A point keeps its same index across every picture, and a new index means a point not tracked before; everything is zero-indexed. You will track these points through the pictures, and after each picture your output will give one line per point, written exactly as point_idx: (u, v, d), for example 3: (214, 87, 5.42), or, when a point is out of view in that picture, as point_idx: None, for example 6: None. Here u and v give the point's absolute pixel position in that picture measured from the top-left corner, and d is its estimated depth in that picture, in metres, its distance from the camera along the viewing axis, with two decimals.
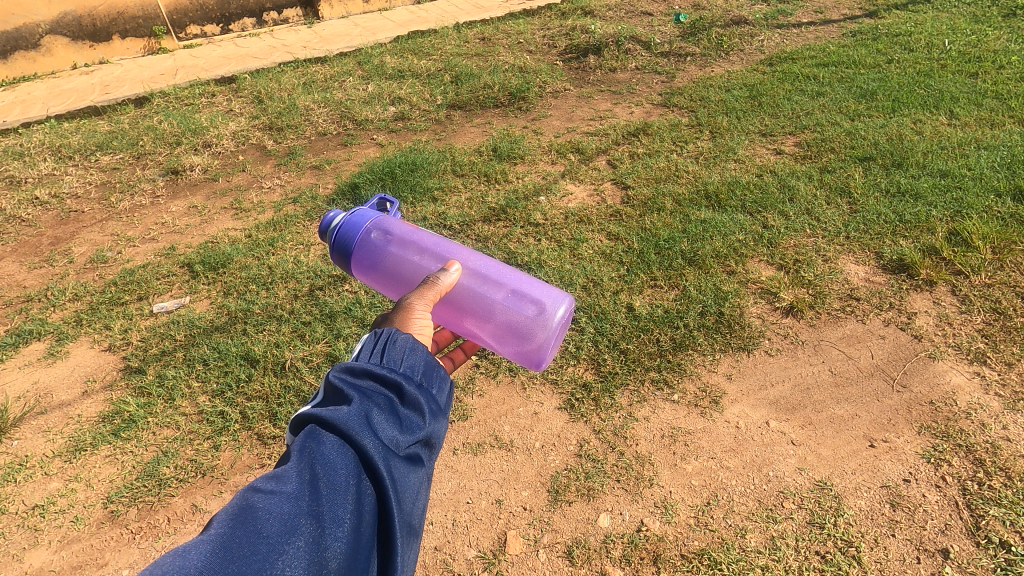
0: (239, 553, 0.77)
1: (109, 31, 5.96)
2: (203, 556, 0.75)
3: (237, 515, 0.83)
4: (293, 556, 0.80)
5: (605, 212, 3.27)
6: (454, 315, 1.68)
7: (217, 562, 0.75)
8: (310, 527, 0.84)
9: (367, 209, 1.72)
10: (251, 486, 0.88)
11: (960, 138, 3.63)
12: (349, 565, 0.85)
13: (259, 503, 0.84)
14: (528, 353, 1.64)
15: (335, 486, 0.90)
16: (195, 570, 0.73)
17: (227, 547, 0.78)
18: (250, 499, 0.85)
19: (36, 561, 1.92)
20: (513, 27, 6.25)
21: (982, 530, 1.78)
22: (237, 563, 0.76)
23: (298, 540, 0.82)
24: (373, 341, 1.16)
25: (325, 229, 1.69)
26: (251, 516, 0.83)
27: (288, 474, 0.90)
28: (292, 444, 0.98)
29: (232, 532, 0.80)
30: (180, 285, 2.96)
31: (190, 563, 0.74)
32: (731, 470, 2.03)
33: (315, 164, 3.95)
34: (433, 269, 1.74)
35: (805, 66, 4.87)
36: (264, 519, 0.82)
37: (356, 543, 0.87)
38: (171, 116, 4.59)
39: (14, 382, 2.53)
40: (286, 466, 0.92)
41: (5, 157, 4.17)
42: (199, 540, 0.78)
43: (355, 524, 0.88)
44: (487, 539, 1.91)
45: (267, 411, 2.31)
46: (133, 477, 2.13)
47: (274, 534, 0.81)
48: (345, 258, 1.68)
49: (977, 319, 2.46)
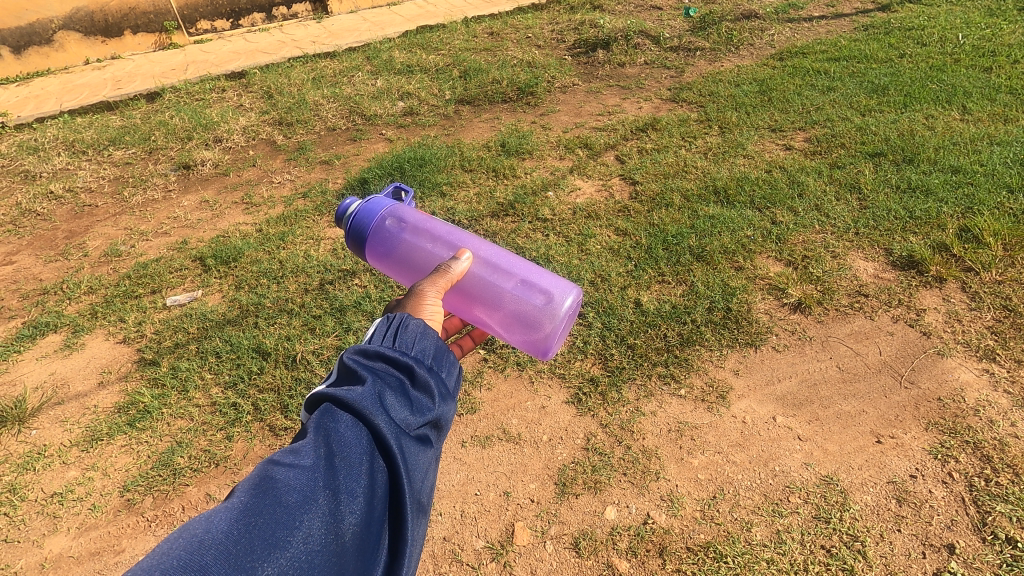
0: (260, 521, 0.81)
1: (121, 27, 6.01)
2: (227, 522, 0.79)
3: (257, 484, 0.86)
4: (310, 526, 0.83)
5: (613, 207, 3.27)
6: (464, 302, 1.69)
7: (239, 530, 0.79)
8: (326, 500, 0.87)
9: (382, 196, 1.74)
10: (270, 459, 0.91)
11: (972, 134, 3.60)
12: (362, 538, 0.88)
13: (278, 475, 0.88)
14: (536, 342, 1.66)
15: (349, 461, 0.92)
16: (219, 536, 0.77)
17: (249, 515, 0.81)
18: (270, 472, 0.89)
19: (55, 547, 1.97)
20: (521, 22, 6.24)
21: (988, 526, 1.79)
22: (257, 531, 0.80)
23: (314, 511, 0.85)
24: (385, 325, 1.18)
25: (340, 215, 1.71)
26: (272, 487, 0.86)
27: (305, 449, 0.93)
28: (308, 421, 1.01)
29: (253, 500, 0.83)
30: (193, 279, 3.01)
31: (215, 528, 0.77)
32: (736, 465, 2.05)
33: (324, 159, 3.98)
34: (445, 257, 1.76)
35: (816, 60, 4.84)
36: (284, 490, 0.86)
37: (369, 516, 0.90)
38: (182, 111, 4.63)
39: (31, 373, 2.58)
40: (303, 441, 0.95)
41: (20, 151, 4.23)
42: (222, 508, 0.82)
43: (368, 498, 0.91)
44: (494, 530, 1.94)
45: (278, 403, 2.35)
46: (148, 466, 2.18)
47: (293, 505, 0.84)
48: (360, 244, 1.70)
49: (986, 316, 2.45)
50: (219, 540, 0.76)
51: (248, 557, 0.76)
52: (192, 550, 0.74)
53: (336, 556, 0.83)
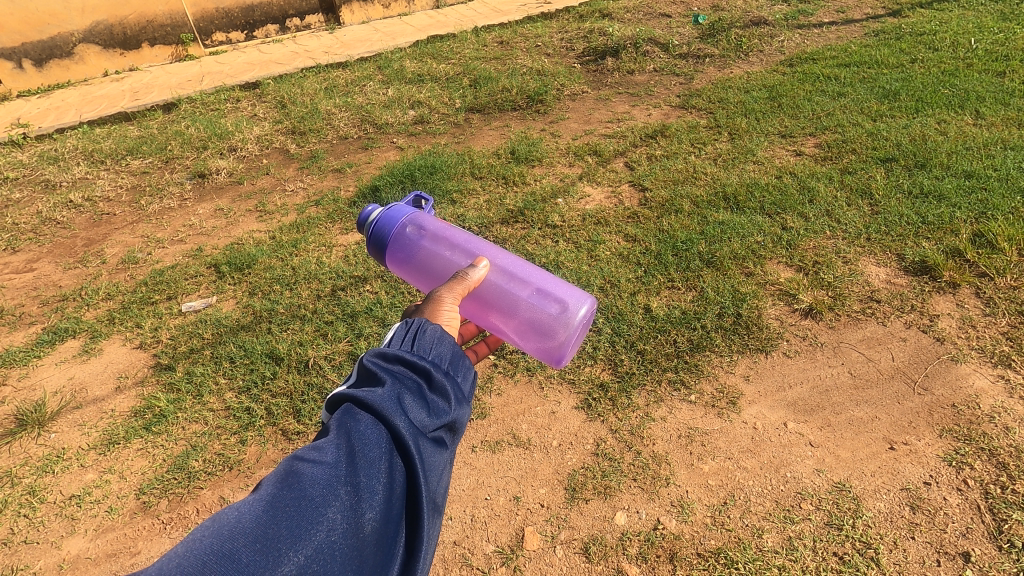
0: (287, 513, 0.83)
1: (139, 39, 6.15)
2: (255, 514, 0.81)
3: (283, 479, 0.89)
4: (331, 520, 0.85)
5: (623, 214, 3.28)
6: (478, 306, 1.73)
7: (267, 522, 0.81)
8: (347, 496, 0.89)
9: (402, 204, 1.76)
10: (294, 455, 0.93)
11: (985, 138, 3.57)
12: (381, 534, 0.89)
13: (302, 470, 0.90)
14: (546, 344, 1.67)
15: (368, 459, 0.93)
16: (248, 524, 0.80)
17: (275, 509, 0.83)
18: (295, 467, 0.91)
19: (73, 548, 2.00)
20: (531, 31, 6.30)
21: (1005, 534, 1.76)
22: (283, 523, 0.82)
23: (336, 505, 0.87)
24: (404, 330, 1.20)
25: (361, 222, 1.73)
26: (297, 481, 0.88)
27: (329, 446, 0.95)
28: (329, 420, 1.03)
29: (279, 493, 0.86)
30: (208, 285, 3.06)
31: (243, 519, 0.80)
32: (747, 471, 2.04)
33: (337, 167, 4.04)
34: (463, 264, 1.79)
35: (826, 66, 4.83)
36: (309, 484, 0.88)
37: (388, 513, 0.91)
38: (198, 121, 4.73)
39: (50, 378, 2.63)
40: (326, 439, 0.96)
41: (41, 162, 4.33)
42: (250, 499, 0.84)
43: (387, 495, 0.92)
44: (505, 534, 1.94)
45: (291, 408, 2.38)
46: (164, 469, 2.21)
47: (317, 499, 0.86)
48: (380, 251, 1.73)
49: (1002, 322, 2.43)
50: (247, 529, 0.79)
51: (275, 546, 0.79)
52: (223, 538, 0.77)
53: (356, 551, 0.85)
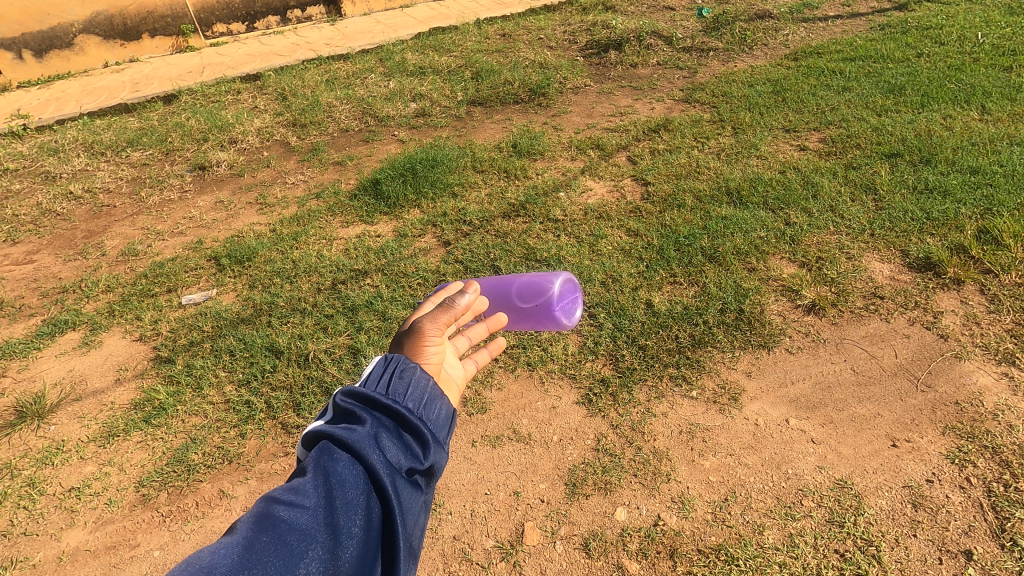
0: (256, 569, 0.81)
1: (139, 30, 6.11)
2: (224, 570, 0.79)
3: (255, 527, 0.86)
4: None
5: (625, 208, 3.27)
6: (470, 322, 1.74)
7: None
8: (320, 550, 0.86)
9: None
10: (267, 498, 0.91)
11: (991, 134, 3.54)
12: None
13: (277, 514, 0.88)
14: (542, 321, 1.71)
15: (342, 509, 0.90)
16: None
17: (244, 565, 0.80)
18: (266, 514, 0.88)
19: (72, 540, 2.00)
20: (534, 23, 6.25)
21: (1008, 532, 1.76)
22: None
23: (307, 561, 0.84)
24: (386, 361, 1.12)
25: None
26: (269, 531, 0.86)
27: (304, 490, 0.92)
28: (306, 459, 0.99)
29: (251, 542, 0.84)
30: (208, 278, 3.05)
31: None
32: (748, 467, 2.03)
33: (338, 160, 4.02)
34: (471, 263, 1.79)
35: (831, 60, 4.79)
36: (280, 538, 0.85)
37: (361, 563, 0.89)
38: (199, 113, 4.70)
39: (50, 370, 2.63)
40: (300, 483, 0.93)
41: (41, 153, 4.31)
42: (220, 548, 0.82)
43: (361, 546, 0.90)
44: (504, 529, 1.94)
45: (290, 401, 2.37)
46: (164, 462, 2.21)
47: (289, 554, 0.84)
48: None
49: (1006, 319, 2.41)
50: None
51: None
52: None
53: None
